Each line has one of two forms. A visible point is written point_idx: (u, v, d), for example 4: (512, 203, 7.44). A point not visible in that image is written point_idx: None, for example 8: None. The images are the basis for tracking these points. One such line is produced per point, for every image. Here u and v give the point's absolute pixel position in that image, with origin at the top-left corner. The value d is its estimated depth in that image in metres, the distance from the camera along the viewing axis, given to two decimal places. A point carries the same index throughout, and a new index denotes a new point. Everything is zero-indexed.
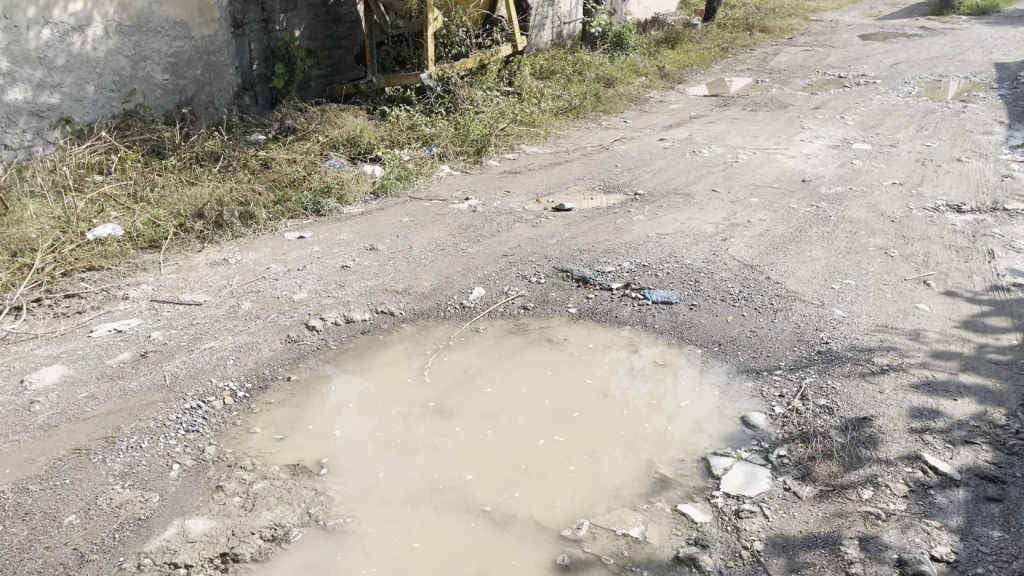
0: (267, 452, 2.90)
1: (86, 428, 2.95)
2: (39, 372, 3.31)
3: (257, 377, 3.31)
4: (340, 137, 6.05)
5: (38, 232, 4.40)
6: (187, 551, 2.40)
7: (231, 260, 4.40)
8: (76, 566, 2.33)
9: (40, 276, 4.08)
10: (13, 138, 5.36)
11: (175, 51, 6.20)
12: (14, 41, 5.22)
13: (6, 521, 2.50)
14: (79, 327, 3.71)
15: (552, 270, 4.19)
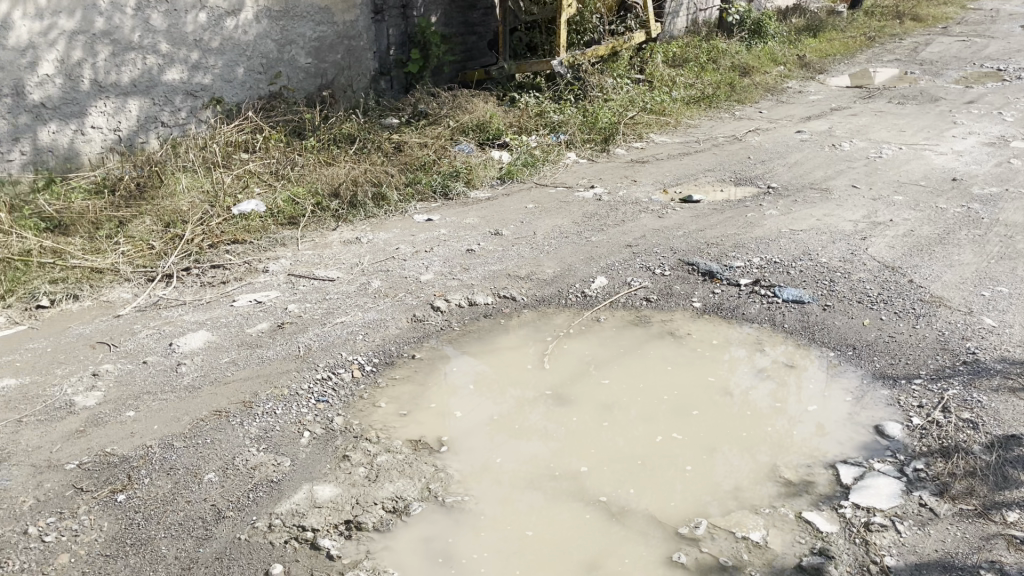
0: (391, 426, 2.98)
1: (226, 392, 3.12)
2: (187, 336, 3.54)
3: (384, 353, 3.42)
4: (470, 123, 6.13)
5: (190, 205, 4.71)
6: (314, 515, 2.50)
7: (363, 239, 4.55)
8: (214, 521, 2.48)
9: (190, 247, 4.36)
10: (170, 116, 5.77)
11: (318, 35, 6.44)
12: (174, 25, 5.59)
13: (154, 474, 2.68)
14: (224, 296, 3.93)
15: (678, 262, 4.11)
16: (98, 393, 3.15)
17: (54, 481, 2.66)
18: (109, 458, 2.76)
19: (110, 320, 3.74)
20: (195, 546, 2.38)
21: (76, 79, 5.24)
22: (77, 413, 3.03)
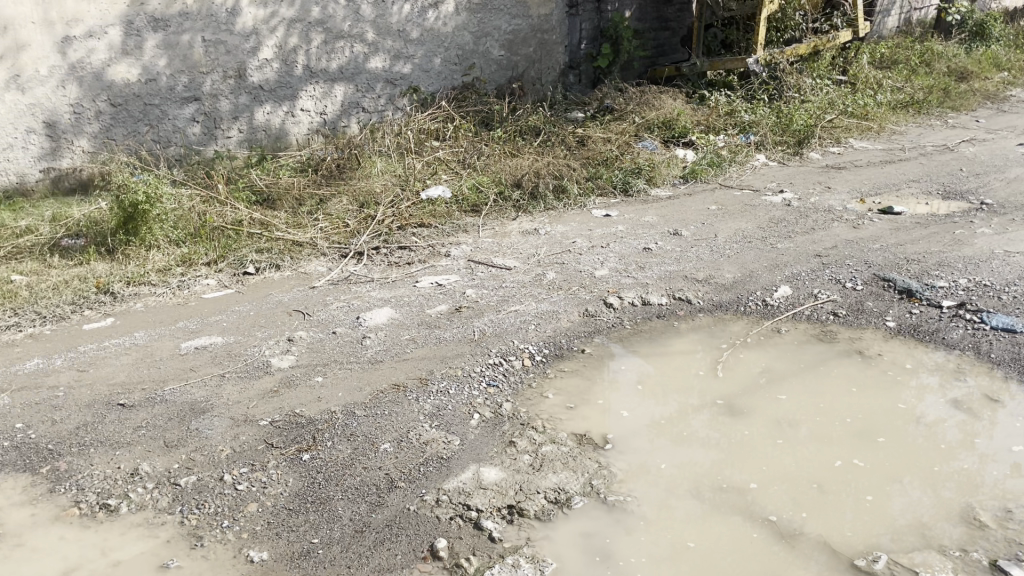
0: (558, 417, 3.00)
1: (405, 368, 3.26)
2: (372, 312, 3.73)
3: (555, 345, 3.44)
4: (656, 120, 6.04)
5: (383, 187, 4.98)
6: (479, 496, 2.57)
7: (542, 231, 4.60)
8: (387, 489, 2.60)
9: (380, 228, 4.60)
10: (370, 102, 6.14)
11: (513, 28, 6.57)
12: (380, 16, 5.93)
13: (336, 438, 2.85)
14: (408, 276, 4.11)
15: (871, 277, 3.85)
16: (292, 357, 3.39)
17: (248, 435, 2.90)
18: (297, 419, 2.97)
19: (306, 290, 4.02)
20: (367, 511, 2.51)
21: (291, 64, 5.72)
22: (272, 373, 3.28)
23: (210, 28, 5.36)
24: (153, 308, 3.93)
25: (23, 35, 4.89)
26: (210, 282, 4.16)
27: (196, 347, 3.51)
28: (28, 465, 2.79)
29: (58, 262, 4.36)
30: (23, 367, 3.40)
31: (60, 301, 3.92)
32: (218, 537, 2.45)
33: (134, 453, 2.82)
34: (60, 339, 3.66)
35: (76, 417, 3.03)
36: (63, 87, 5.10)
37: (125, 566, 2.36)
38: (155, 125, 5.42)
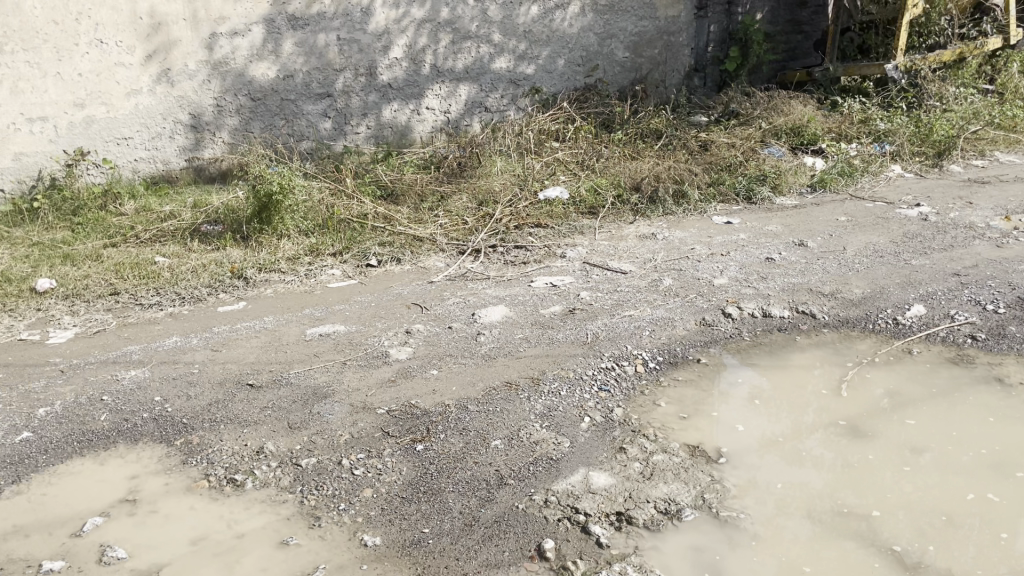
0: (671, 427, 2.95)
1: (518, 366, 3.29)
2: (488, 309, 3.77)
3: (670, 353, 3.38)
4: (784, 126, 5.86)
5: (502, 187, 5.05)
6: (588, 500, 2.55)
7: (660, 236, 4.54)
8: (496, 485, 2.63)
9: (498, 226, 4.65)
10: (493, 101, 6.23)
11: (639, 30, 6.51)
12: (508, 17, 6.02)
13: (448, 431, 2.90)
14: (523, 275, 4.14)
15: (1016, 300, 3.61)
16: (409, 349, 3.47)
17: (366, 422, 2.99)
18: (412, 410, 3.04)
19: (425, 284, 4.11)
20: (477, 506, 2.54)
21: (419, 63, 5.89)
22: (390, 364, 3.37)
23: (345, 27, 5.59)
24: (281, 295, 4.11)
25: (175, 32, 5.26)
26: (335, 272, 4.32)
27: (320, 334, 3.65)
28: (165, 436, 2.98)
29: (198, 246, 4.64)
30: (163, 344, 3.63)
31: (198, 284, 4.18)
32: (335, 519, 2.54)
33: (260, 432, 2.96)
34: (196, 319, 3.89)
35: (209, 394, 3.21)
36: (208, 81, 5.44)
37: (248, 538, 2.49)
38: (290, 120, 5.71)
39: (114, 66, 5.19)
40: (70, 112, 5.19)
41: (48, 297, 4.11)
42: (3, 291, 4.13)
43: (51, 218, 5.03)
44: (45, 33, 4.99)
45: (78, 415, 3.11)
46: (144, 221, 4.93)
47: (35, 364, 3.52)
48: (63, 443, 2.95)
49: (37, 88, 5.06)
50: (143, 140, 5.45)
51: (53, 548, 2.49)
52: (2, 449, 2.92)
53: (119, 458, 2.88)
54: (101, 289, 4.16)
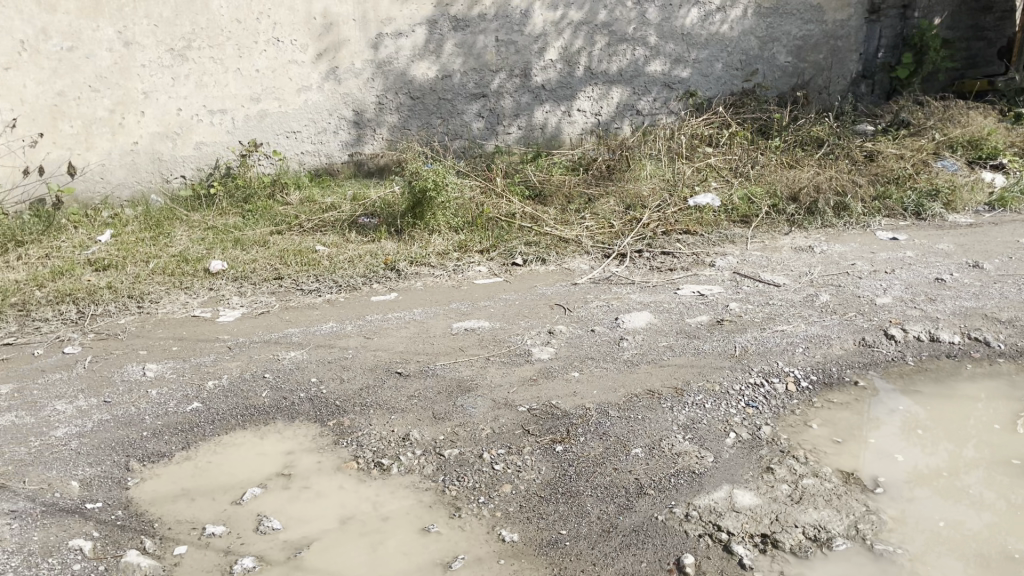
0: (823, 450, 2.81)
1: (661, 374, 3.23)
2: (632, 314, 3.73)
3: (824, 373, 3.23)
4: (960, 138, 5.48)
5: (650, 191, 5.00)
6: (732, 518, 2.47)
7: (817, 249, 4.34)
8: (636, 494, 2.59)
9: (645, 231, 4.61)
10: (646, 104, 6.18)
11: (804, 34, 6.26)
12: (666, 19, 5.97)
13: (589, 435, 2.89)
14: (669, 282, 4.07)
15: None
16: (551, 349, 3.49)
17: (507, 419, 3.02)
18: (553, 411, 3.05)
19: (569, 286, 4.12)
20: (616, 513, 2.52)
21: (574, 65, 5.95)
22: (533, 363, 3.39)
23: (503, 29, 5.73)
24: (431, 288, 4.23)
25: (344, 32, 5.53)
26: (481, 268, 4.40)
27: (466, 329, 3.73)
28: (319, 416, 3.13)
29: (355, 238, 4.85)
30: (320, 329, 3.82)
31: (354, 273, 4.37)
32: (474, 511, 2.58)
33: (407, 419, 3.06)
34: (351, 307, 4.06)
35: (360, 379, 3.35)
36: (372, 79, 5.69)
37: (392, 522, 2.57)
38: (446, 119, 5.89)
39: (288, 63, 5.52)
40: (247, 106, 5.53)
41: (220, 278, 4.41)
42: (181, 270, 4.47)
43: (224, 205, 5.41)
44: (229, 31, 5.34)
45: (242, 390, 3.32)
46: (307, 211, 5.21)
47: (206, 339, 3.78)
48: (228, 415, 3.16)
49: (219, 82, 5.42)
50: (309, 134, 5.75)
51: (217, 513, 2.67)
52: (175, 416, 3.16)
53: (277, 434, 3.05)
54: (266, 273, 4.43)
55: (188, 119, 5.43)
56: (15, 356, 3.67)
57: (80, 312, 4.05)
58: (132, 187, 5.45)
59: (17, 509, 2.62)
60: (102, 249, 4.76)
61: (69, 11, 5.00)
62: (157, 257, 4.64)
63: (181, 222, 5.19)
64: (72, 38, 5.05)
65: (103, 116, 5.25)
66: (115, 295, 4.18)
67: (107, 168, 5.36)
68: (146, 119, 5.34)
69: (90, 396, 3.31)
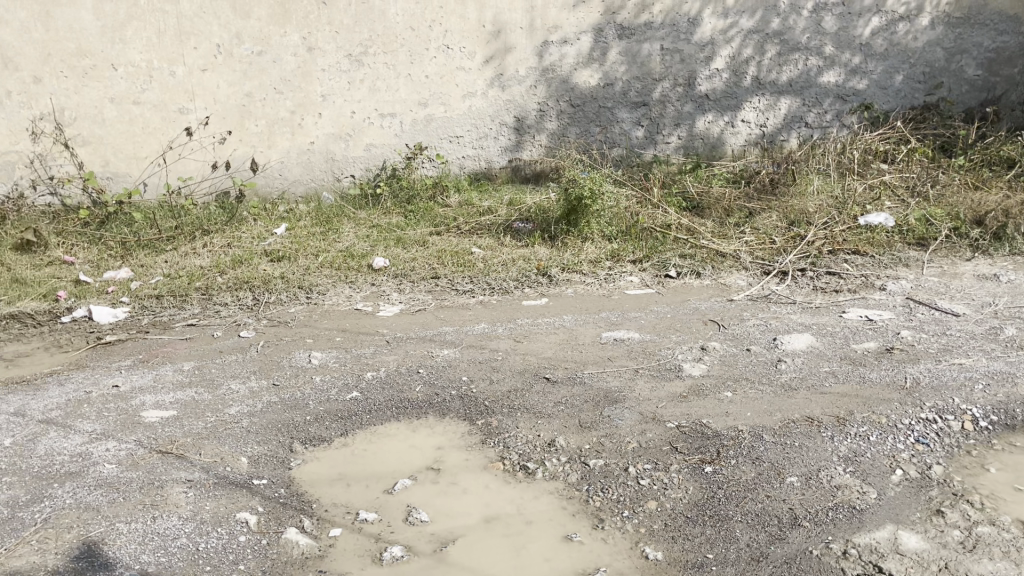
0: (1002, 496, 2.58)
1: (821, 401, 3.08)
2: (792, 335, 3.58)
3: (1007, 413, 2.96)
4: None
5: (817, 207, 4.81)
6: (894, 560, 2.32)
7: (1002, 277, 4.02)
8: (789, 525, 2.48)
9: (809, 249, 4.45)
10: (816, 117, 6.00)
11: (997, 46, 5.84)
12: (844, 28, 5.75)
13: (742, 458, 2.80)
14: (834, 304, 3.89)
15: None
16: (704, 366, 3.40)
17: (655, 434, 2.97)
18: (703, 429, 2.97)
19: (724, 302, 4.01)
20: (766, 542, 2.42)
21: (741, 74, 5.85)
22: (684, 378, 3.32)
23: (670, 37, 5.73)
24: (583, 296, 4.23)
25: (512, 39, 5.67)
26: (634, 279, 4.37)
27: (616, 339, 3.70)
28: (468, 415, 3.20)
29: (509, 242, 4.94)
30: (472, 329, 3.91)
31: (508, 277, 4.44)
32: (618, 524, 2.56)
33: (553, 425, 3.07)
34: (503, 309, 4.13)
35: (509, 381, 3.40)
36: (535, 86, 5.81)
37: (535, 526, 2.59)
38: (605, 127, 5.94)
39: (456, 70, 5.70)
40: (415, 111, 5.76)
41: (381, 274, 4.61)
42: (346, 265, 4.71)
43: (389, 204, 5.66)
44: (403, 38, 5.59)
45: (397, 383, 3.45)
46: (465, 214, 5.36)
47: (367, 332, 3.96)
48: (384, 406, 3.29)
49: (390, 87, 5.68)
50: (471, 139, 5.91)
51: (369, 500, 2.78)
52: (336, 403, 3.33)
53: (428, 428, 3.15)
54: (424, 272, 4.59)
55: (359, 122, 5.71)
56: (197, 336, 3.99)
57: (256, 298, 4.35)
58: (307, 184, 5.79)
59: (194, 479, 2.84)
60: (278, 241, 5.09)
61: (261, 18, 5.37)
62: (326, 252, 4.91)
63: (349, 219, 5.47)
64: (262, 43, 5.42)
65: (285, 116, 5.60)
66: (287, 285, 4.47)
67: (286, 166, 5.71)
68: (322, 121, 5.66)
69: (260, 378, 3.54)
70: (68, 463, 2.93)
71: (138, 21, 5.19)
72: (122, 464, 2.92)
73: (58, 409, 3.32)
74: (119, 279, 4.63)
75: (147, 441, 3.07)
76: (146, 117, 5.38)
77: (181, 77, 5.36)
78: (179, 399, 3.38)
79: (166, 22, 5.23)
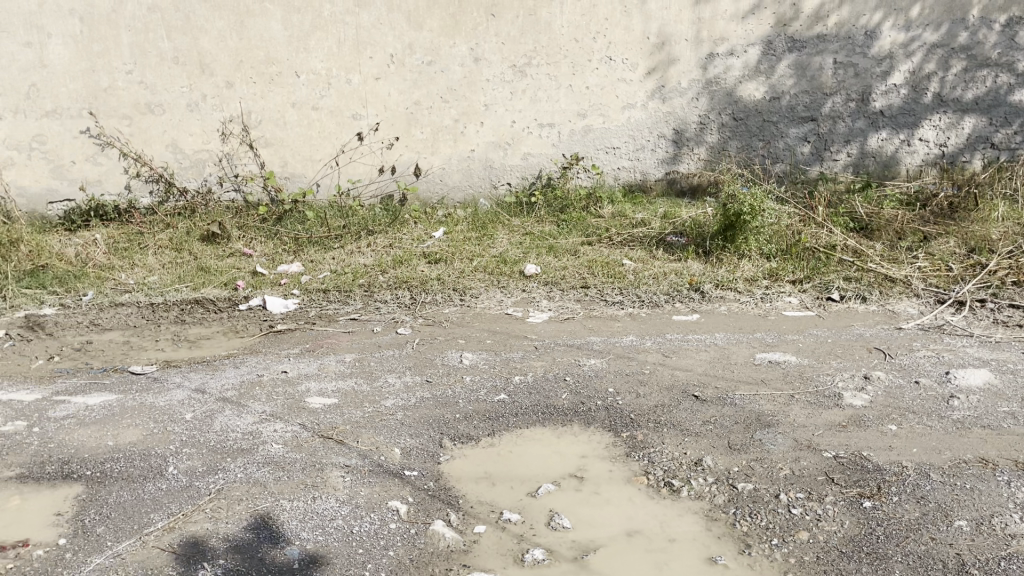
0: None
1: (998, 443, 2.85)
2: (966, 370, 3.34)
3: None
4: None
5: (1001, 234, 4.50)
6: None
7: None
8: (954, 571, 2.32)
9: (990, 278, 4.16)
10: (1004, 136, 5.82)
11: None
12: None
13: (904, 496, 2.64)
14: (1017, 339, 3.61)
15: None
16: (866, 397, 3.23)
17: (810, 463, 2.85)
18: (863, 462, 2.82)
19: (891, 330, 3.80)
20: None
21: (921, 90, 5.71)
22: (844, 408, 3.17)
23: (844, 50, 5.65)
24: (736, 314, 4.13)
25: (676, 51, 5.70)
26: (792, 300, 4.22)
27: (771, 360, 3.59)
28: (613, 426, 3.20)
29: (662, 255, 4.90)
30: (621, 340, 3.90)
31: (658, 291, 4.40)
32: (766, 552, 2.47)
33: (700, 444, 3.01)
34: (653, 323, 4.10)
35: (656, 396, 3.36)
36: (697, 99, 5.81)
37: (679, 545, 2.55)
38: (768, 141, 5.89)
39: (617, 81, 5.76)
40: (574, 121, 5.84)
41: (532, 281, 4.68)
42: (500, 270, 4.82)
43: (543, 213, 5.77)
44: (567, 50, 5.68)
45: (545, 389, 3.49)
46: (618, 225, 5.36)
47: (517, 336, 4.04)
48: (531, 410, 3.34)
49: (551, 97, 5.78)
50: (628, 151, 5.94)
51: (514, 501, 2.83)
52: (484, 403, 3.41)
53: (573, 436, 3.17)
54: (575, 281, 4.63)
55: (519, 131, 5.84)
56: (359, 330, 4.20)
57: (413, 297, 4.53)
58: (465, 190, 5.97)
59: (351, 465, 2.99)
60: (435, 244, 5.28)
61: (432, 29, 5.60)
62: (480, 256, 5.04)
63: (503, 226, 5.60)
64: (432, 53, 5.65)
65: (448, 124, 5.80)
66: (442, 287, 4.63)
67: (447, 172, 5.92)
68: (484, 129, 5.83)
69: (414, 374, 3.69)
70: (241, 440, 3.16)
71: (321, 32, 5.54)
72: (287, 445, 3.13)
73: (233, 388, 3.59)
74: (291, 273, 4.96)
75: (311, 425, 3.27)
76: (322, 122, 5.73)
77: (356, 85, 5.67)
78: (340, 388, 3.58)
79: (345, 33, 5.55)
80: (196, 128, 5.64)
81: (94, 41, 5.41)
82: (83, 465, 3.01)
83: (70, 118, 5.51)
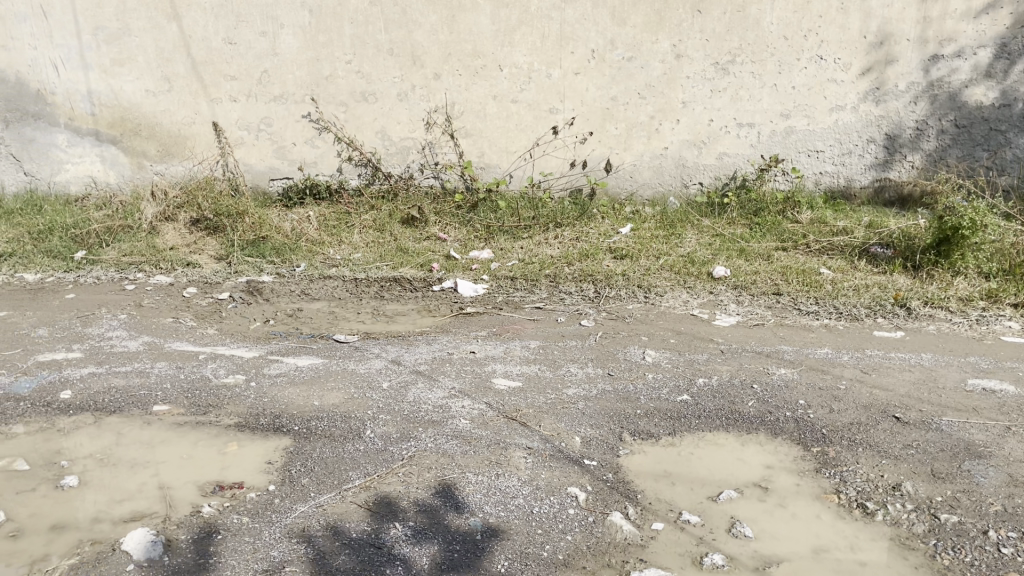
0: None
1: None
2: None
3: None
4: None
5: None
6: None
7: None
8: None
9: None
10: None
11: None
12: None
13: None
14: None
15: None
16: None
17: None
18: None
19: None
20: None
21: None
22: None
23: None
24: (946, 335, 3.84)
25: (896, 51, 5.39)
26: (1012, 325, 3.88)
27: (985, 388, 3.32)
28: (802, 440, 3.08)
29: (864, 266, 4.65)
30: (815, 351, 3.74)
31: (858, 303, 4.18)
32: None
33: (899, 468, 2.84)
34: (851, 337, 3.89)
35: (851, 413, 3.20)
36: (915, 102, 5.49)
37: (871, 569, 2.42)
38: (995, 152, 5.51)
39: (827, 82, 5.52)
40: (776, 122, 5.66)
41: (720, 283, 4.58)
42: (687, 271, 4.75)
43: (736, 215, 5.66)
44: (774, 47, 5.50)
45: (730, 394, 3.41)
46: (816, 231, 5.14)
47: (702, 338, 3.97)
48: (713, 415, 3.28)
49: (753, 97, 5.63)
50: (832, 155, 5.70)
51: (693, 503, 2.80)
52: (665, 402, 3.39)
53: (757, 445, 3.08)
54: (766, 286, 4.49)
55: (716, 130, 5.73)
56: (544, 318, 4.30)
57: (598, 291, 4.57)
58: (654, 188, 5.93)
59: (533, 447, 3.07)
60: (622, 239, 5.29)
61: (635, 25, 5.59)
62: (667, 255, 5.00)
63: (692, 226, 5.52)
64: (633, 49, 5.65)
65: (644, 121, 5.78)
66: (627, 282, 4.64)
67: (638, 169, 5.90)
68: (680, 127, 5.76)
69: (597, 366, 3.73)
70: (432, 412, 3.33)
71: (526, 26, 5.68)
72: (474, 422, 3.26)
73: (426, 363, 3.80)
74: (482, 259, 5.15)
75: (496, 405, 3.39)
76: (520, 115, 5.88)
77: (556, 79, 5.77)
78: (525, 372, 3.69)
79: (551, 27, 5.67)
80: (403, 117, 5.96)
81: (320, 32, 5.83)
82: (292, 421, 3.29)
83: (294, 103, 5.98)
